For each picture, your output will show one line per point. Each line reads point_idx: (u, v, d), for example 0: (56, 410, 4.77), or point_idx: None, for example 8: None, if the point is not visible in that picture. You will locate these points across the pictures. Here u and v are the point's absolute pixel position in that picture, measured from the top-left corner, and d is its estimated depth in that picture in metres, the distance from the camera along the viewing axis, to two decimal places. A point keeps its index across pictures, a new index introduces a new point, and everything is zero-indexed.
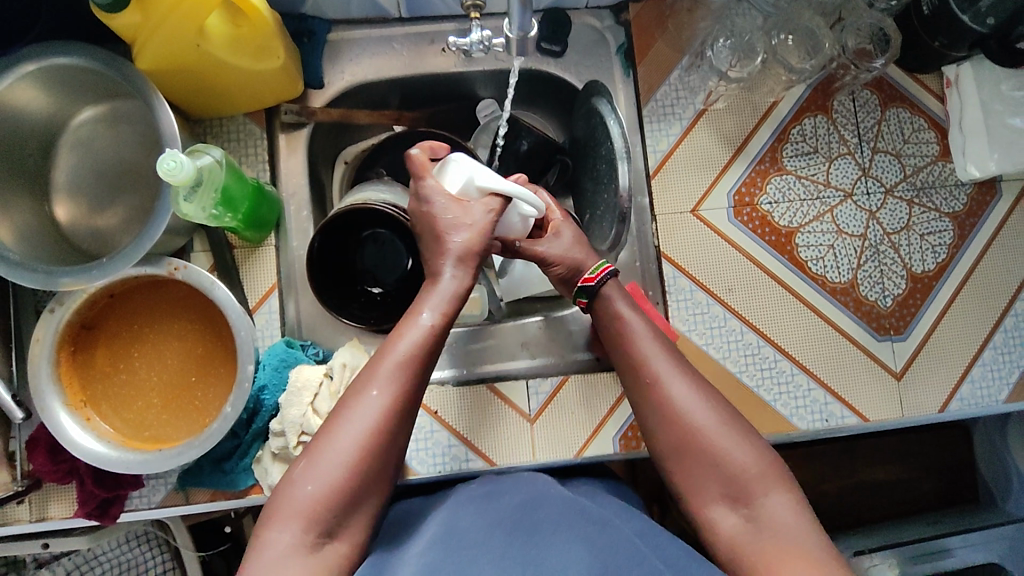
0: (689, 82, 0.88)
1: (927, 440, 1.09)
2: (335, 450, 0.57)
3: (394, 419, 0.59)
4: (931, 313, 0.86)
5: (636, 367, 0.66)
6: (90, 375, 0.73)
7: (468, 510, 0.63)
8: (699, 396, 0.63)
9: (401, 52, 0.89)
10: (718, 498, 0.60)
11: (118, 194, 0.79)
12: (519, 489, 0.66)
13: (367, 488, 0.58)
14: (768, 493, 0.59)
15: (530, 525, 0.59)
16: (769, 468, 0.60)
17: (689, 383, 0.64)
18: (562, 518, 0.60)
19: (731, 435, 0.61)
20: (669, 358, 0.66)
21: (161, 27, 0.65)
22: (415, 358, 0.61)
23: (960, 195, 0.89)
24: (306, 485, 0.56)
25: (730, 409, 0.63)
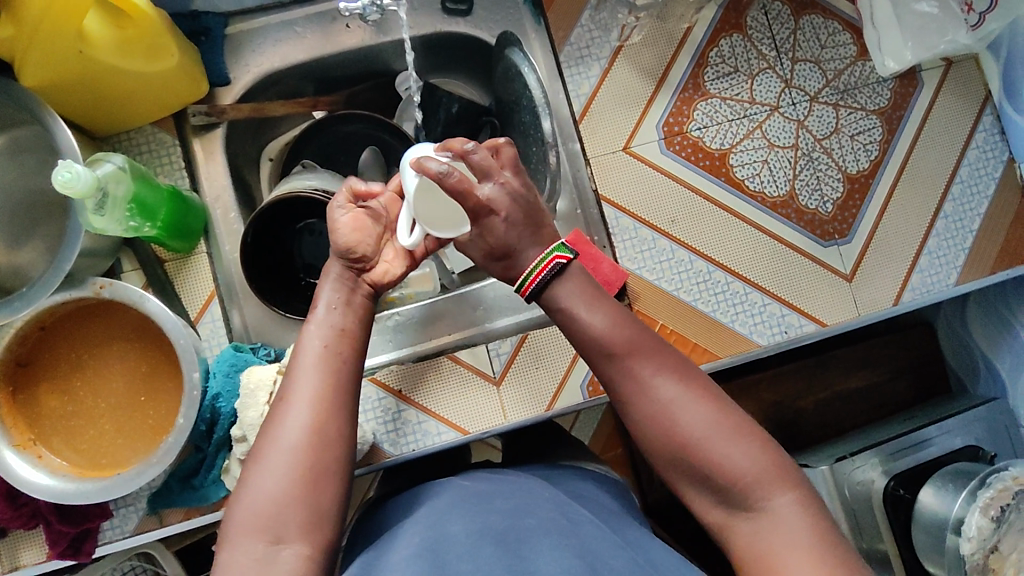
0: (601, 19, 0.87)
1: (895, 341, 1.10)
2: (273, 457, 0.56)
3: (321, 418, 0.58)
4: (872, 210, 0.87)
5: (615, 367, 0.60)
6: (35, 412, 0.71)
7: (457, 513, 0.61)
8: (688, 400, 0.58)
9: (305, 36, 0.86)
10: (717, 504, 0.57)
11: (34, 225, 0.76)
12: (511, 494, 0.65)
13: (315, 490, 0.56)
14: (771, 498, 0.55)
15: (516, 537, 0.56)
16: (769, 468, 0.56)
17: (677, 382, 0.59)
18: (549, 525, 0.58)
19: (723, 438, 0.57)
20: (645, 355, 0.60)
21: (41, 29, 0.61)
22: (328, 350, 0.62)
23: (883, 90, 0.89)
24: (251, 497, 0.55)
25: (725, 408, 0.58)
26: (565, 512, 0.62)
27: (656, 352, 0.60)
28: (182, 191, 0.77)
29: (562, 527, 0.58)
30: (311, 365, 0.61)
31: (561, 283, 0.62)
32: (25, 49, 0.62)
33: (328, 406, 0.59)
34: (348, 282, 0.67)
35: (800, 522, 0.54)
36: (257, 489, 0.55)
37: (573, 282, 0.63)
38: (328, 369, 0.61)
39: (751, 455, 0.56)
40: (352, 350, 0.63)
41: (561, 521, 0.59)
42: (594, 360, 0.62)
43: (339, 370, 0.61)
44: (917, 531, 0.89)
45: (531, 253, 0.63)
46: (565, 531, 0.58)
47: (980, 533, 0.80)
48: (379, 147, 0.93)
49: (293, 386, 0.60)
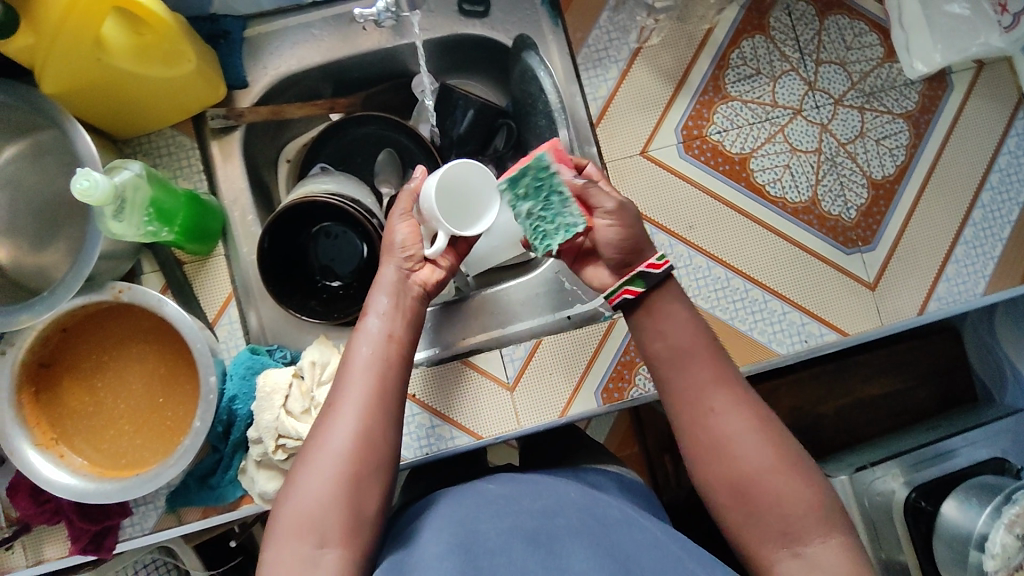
0: (620, 21, 0.85)
1: (920, 348, 1.07)
2: (321, 460, 0.57)
3: (370, 424, 0.59)
4: (897, 217, 0.85)
5: (681, 388, 0.62)
6: (57, 412, 0.73)
7: (486, 513, 0.61)
8: (752, 435, 0.58)
9: (322, 38, 0.86)
10: (768, 543, 0.56)
11: (57, 227, 0.77)
12: (537, 494, 0.65)
13: (358, 493, 0.57)
14: (824, 540, 0.55)
15: (546, 537, 0.57)
16: (822, 511, 0.56)
17: (746, 417, 0.59)
18: (579, 526, 0.59)
19: (784, 475, 0.57)
20: (720, 385, 0.60)
21: (59, 40, 0.61)
22: (379, 355, 0.63)
23: (911, 93, 0.87)
24: (299, 496, 0.56)
25: (786, 446, 0.58)
26: (593, 512, 0.62)
27: (726, 383, 0.61)
28: (201, 195, 0.78)
29: (593, 529, 0.58)
30: (365, 371, 0.62)
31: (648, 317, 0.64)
32: (45, 57, 0.63)
33: (378, 414, 0.60)
34: (400, 286, 0.68)
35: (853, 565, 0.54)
36: (307, 488, 0.56)
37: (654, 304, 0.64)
38: (381, 375, 0.62)
39: (807, 496, 0.56)
40: (403, 360, 0.64)
41: (588, 519, 0.60)
42: (663, 378, 0.63)
43: (391, 378, 0.62)
44: (937, 543, 0.87)
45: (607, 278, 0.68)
46: (595, 530, 0.58)
47: (1005, 550, 0.77)
48: (395, 149, 0.93)
49: (346, 388, 0.61)
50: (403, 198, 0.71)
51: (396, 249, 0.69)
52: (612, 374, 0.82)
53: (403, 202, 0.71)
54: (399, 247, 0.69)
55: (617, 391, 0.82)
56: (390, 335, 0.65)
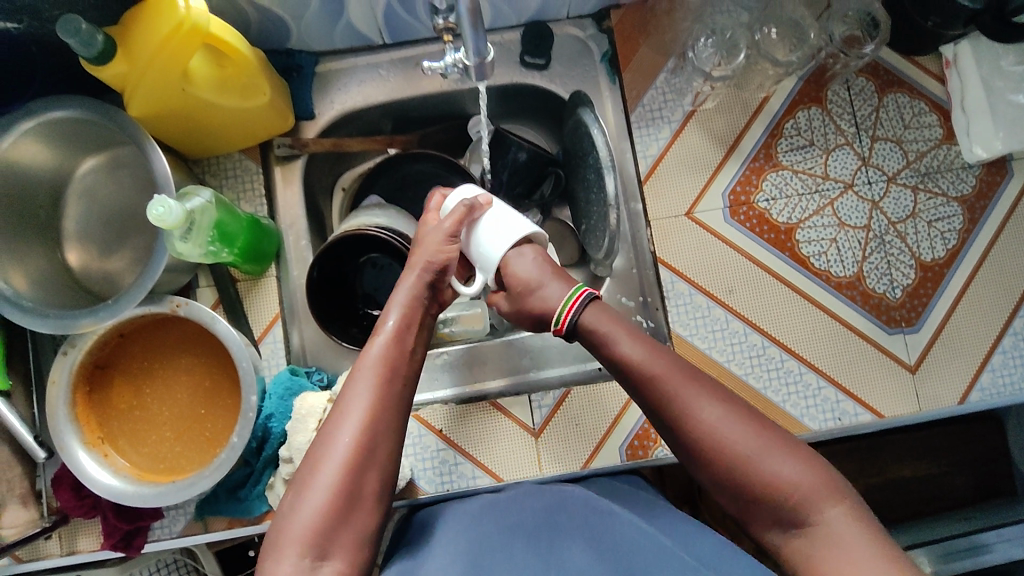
0: (676, 84, 0.87)
1: (959, 433, 1.03)
2: (322, 472, 0.56)
3: (372, 434, 0.58)
4: (943, 301, 0.84)
5: (647, 393, 0.62)
6: (106, 411, 0.77)
7: (492, 513, 0.67)
8: (729, 418, 0.59)
9: (388, 78, 0.90)
10: (774, 525, 0.57)
11: (126, 236, 0.82)
12: (540, 494, 0.71)
13: (356, 506, 0.57)
14: (826, 511, 0.54)
15: (547, 533, 0.64)
16: (818, 481, 0.56)
17: (716, 403, 0.60)
18: (581, 522, 0.65)
19: (773, 453, 0.57)
20: (689, 379, 0.61)
21: (150, 72, 0.65)
22: (388, 370, 0.62)
23: (968, 177, 0.86)
24: (301, 509, 0.55)
25: (767, 428, 0.59)
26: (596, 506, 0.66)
27: (695, 377, 0.61)
28: (260, 218, 0.82)
29: (594, 525, 0.64)
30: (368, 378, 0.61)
31: (592, 311, 0.67)
32: (134, 84, 0.67)
33: (379, 424, 0.59)
34: (421, 298, 0.67)
35: (855, 532, 0.53)
36: (308, 502, 0.55)
37: (597, 309, 0.68)
38: (390, 387, 0.61)
39: (802, 472, 0.56)
40: (412, 369, 0.64)
41: (594, 519, 0.65)
42: (632, 389, 0.64)
43: (394, 391, 0.62)
44: None
45: (558, 295, 0.69)
46: (595, 530, 0.63)
47: None
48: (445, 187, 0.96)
49: (351, 396, 0.60)
50: (454, 214, 0.69)
51: (430, 265, 0.68)
52: (638, 432, 0.82)
53: (452, 222, 0.69)
54: (430, 259, 0.68)
55: (642, 448, 0.82)
56: (400, 350, 0.64)
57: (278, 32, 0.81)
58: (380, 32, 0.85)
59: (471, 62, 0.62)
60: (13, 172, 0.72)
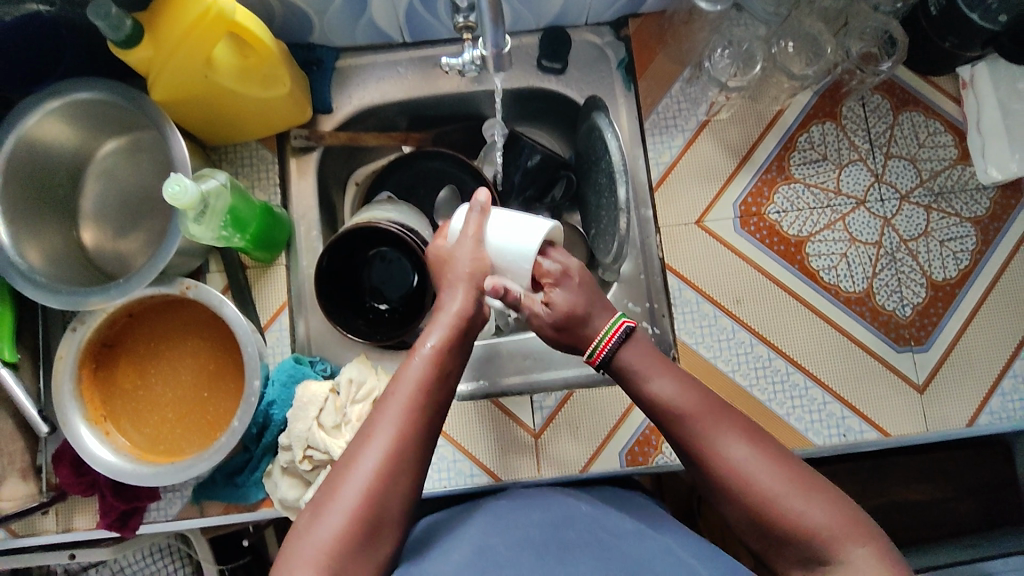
0: (691, 93, 0.88)
1: (965, 458, 1.02)
2: (344, 495, 0.56)
3: (398, 467, 0.58)
4: (954, 322, 0.83)
5: (675, 424, 0.62)
6: (111, 390, 0.77)
7: (496, 528, 0.65)
8: (760, 457, 0.59)
9: (406, 76, 0.91)
10: (800, 564, 0.57)
11: (141, 218, 0.83)
12: (546, 507, 0.69)
13: (376, 534, 0.57)
14: (850, 553, 0.54)
15: (557, 547, 0.61)
16: (845, 523, 0.55)
17: (749, 441, 0.60)
18: (588, 538, 0.63)
19: (797, 492, 0.57)
20: (724, 417, 0.61)
21: (174, 57, 0.67)
22: (422, 396, 0.61)
23: (982, 199, 0.85)
24: (319, 531, 0.55)
25: (797, 468, 0.59)
26: (605, 526, 0.66)
27: (720, 413, 0.62)
28: (273, 206, 0.83)
29: (603, 541, 0.63)
30: (399, 408, 0.60)
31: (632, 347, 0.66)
32: (158, 69, 0.68)
33: (405, 457, 0.58)
34: (466, 321, 0.67)
35: None
36: (327, 523, 0.55)
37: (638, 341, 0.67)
38: (418, 418, 0.60)
39: (826, 513, 0.56)
40: (444, 399, 0.63)
41: (602, 536, 0.64)
42: (660, 421, 0.64)
43: (426, 417, 0.61)
44: None
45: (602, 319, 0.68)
46: (606, 547, 0.62)
47: None
48: (457, 186, 0.96)
49: (380, 426, 0.59)
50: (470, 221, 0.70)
51: (472, 278, 0.69)
52: (639, 438, 0.82)
53: (472, 227, 0.70)
54: (466, 272, 0.69)
55: (642, 454, 0.81)
56: (439, 375, 0.63)
57: (300, 25, 0.83)
58: (401, 30, 0.87)
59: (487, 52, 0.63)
60: (36, 150, 0.74)
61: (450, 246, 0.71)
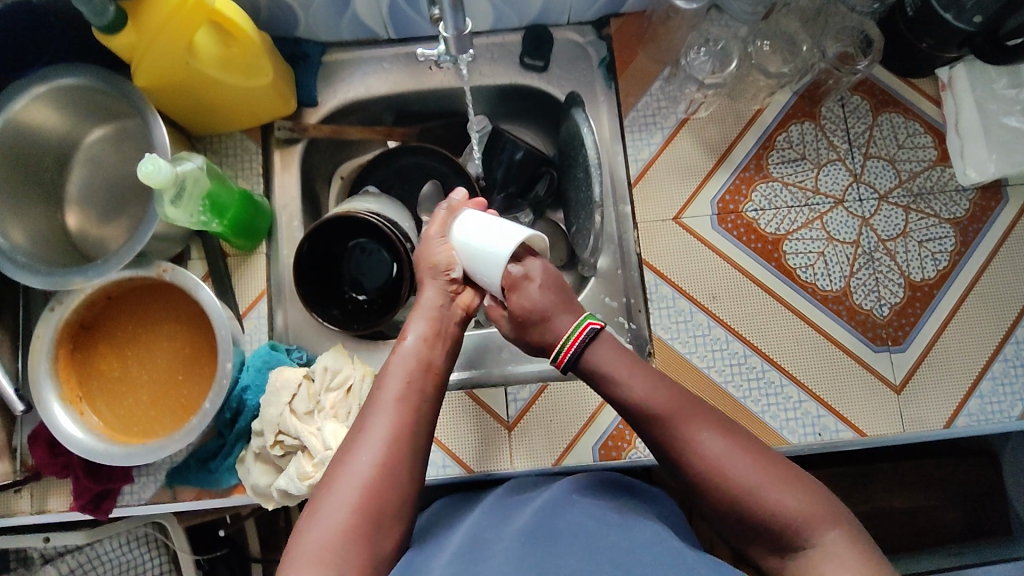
0: (670, 92, 0.89)
1: (949, 466, 1.00)
2: (343, 489, 0.57)
3: (393, 457, 0.59)
4: (932, 322, 0.82)
5: (653, 431, 0.62)
6: (88, 371, 0.78)
7: (487, 525, 0.65)
8: (736, 451, 0.58)
9: (391, 71, 0.92)
10: (787, 553, 0.56)
11: (126, 205, 0.85)
12: (539, 501, 0.66)
13: (377, 526, 0.57)
14: (825, 538, 0.55)
15: (545, 539, 0.59)
16: (824, 508, 0.56)
17: (723, 436, 0.60)
18: (579, 531, 0.60)
19: (775, 483, 0.57)
20: (697, 412, 0.61)
21: (155, 43, 0.68)
22: (409, 390, 0.64)
23: (962, 200, 0.85)
24: (319, 525, 0.55)
25: (773, 458, 0.59)
26: (594, 515, 0.62)
27: (694, 408, 0.61)
28: (254, 195, 0.85)
29: (594, 533, 0.59)
30: (387, 403, 0.62)
31: (597, 349, 0.66)
32: (140, 55, 0.70)
33: (397, 448, 0.60)
34: (443, 312, 0.71)
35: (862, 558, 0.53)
36: (328, 517, 0.56)
37: (605, 343, 0.67)
38: (407, 411, 0.62)
39: (802, 500, 0.56)
40: (431, 392, 0.65)
41: (593, 525, 0.60)
42: (638, 429, 0.63)
43: (416, 410, 0.63)
44: None
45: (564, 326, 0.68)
46: (597, 538, 0.58)
47: None
48: (439, 181, 0.98)
49: (371, 421, 0.61)
50: (437, 218, 0.74)
51: (436, 272, 0.72)
52: (612, 433, 0.81)
53: (438, 224, 0.73)
54: (437, 268, 0.72)
55: (615, 449, 0.81)
56: (422, 371, 0.65)
57: (286, 19, 0.85)
58: (385, 25, 0.88)
59: (449, 35, 0.63)
60: (23, 135, 0.75)
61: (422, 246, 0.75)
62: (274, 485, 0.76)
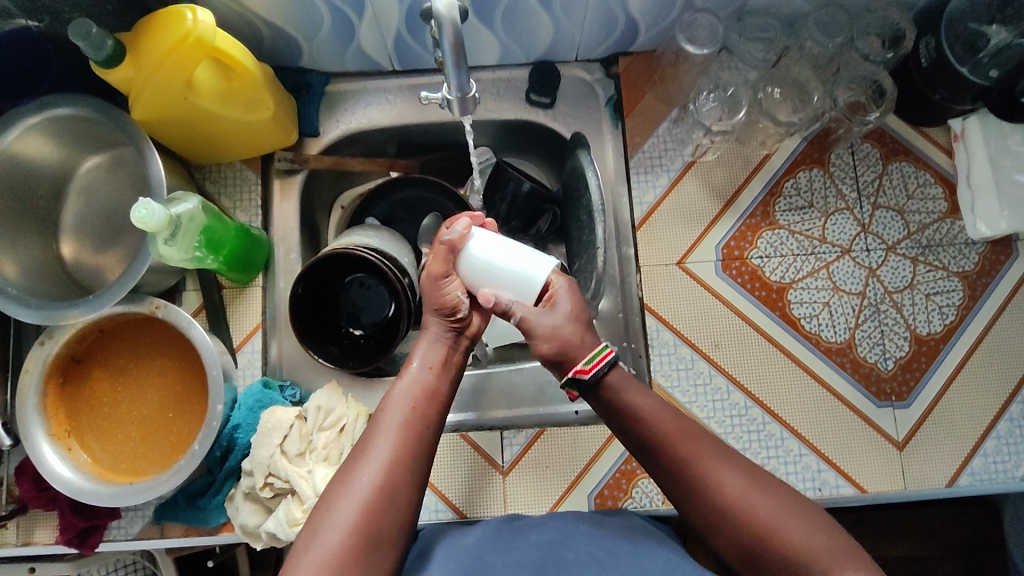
0: (677, 133, 0.87)
1: (950, 517, 0.99)
2: (344, 507, 0.55)
3: (397, 476, 0.57)
4: (936, 379, 0.81)
5: (669, 467, 0.61)
6: (77, 406, 0.77)
7: (496, 545, 0.66)
8: (754, 488, 0.57)
9: (395, 103, 0.91)
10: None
11: (121, 234, 0.84)
12: (547, 528, 0.69)
13: (376, 547, 0.55)
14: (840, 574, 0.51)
15: (555, 566, 0.61)
16: (840, 545, 0.53)
17: (739, 472, 0.58)
18: (587, 559, 0.62)
19: (794, 519, 0.55)
20: (717, 450, 0.60)
21: (153, 80, 0.67)
22: (417, 413, 0.62)
23: (971, 253, 0.83)
24: (318, 543, 0.53)
25: (789, 495, 0.57)
26: (604, 546, 0.65)
27: (713, 443, 0.61)
28: (250, 227, 0.83)
29: (603, 561, 0.62)
30: (393, 421, 0.60)
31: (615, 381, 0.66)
32: (138, 90, 0.68)
33: (402, 467, 0.58)
34: (448, 338, 0.69)
35: None
36: (325, 538, 0.54)
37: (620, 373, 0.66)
38: (412, 431, 0.60)
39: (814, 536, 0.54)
40: (438, 415, 0.63)
41: (600, 554, 0.63)
42: (652, 462, 0.62)
43: (423, 434, 0.61)
44: None
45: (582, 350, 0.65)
46: (604, 564, 0.61)
47: None
48: (440, 214, 0.97)
49: (375, 438, 0.60)
50: (435, 254, 0.68)
51: (444, 299, 0.70)
52: (609, 481, 0.80)
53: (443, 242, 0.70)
54: (440, 287, 0.69)
55: (611, 498, 0.80)
56: (428, 392, 0.64)
57: (289, 50, 0.84)
58: (390, 58, 0.87)
59: (451, 95, 0.62)
60: (17, 165, 0.74)
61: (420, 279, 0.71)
62: (262, 527, 0.75)
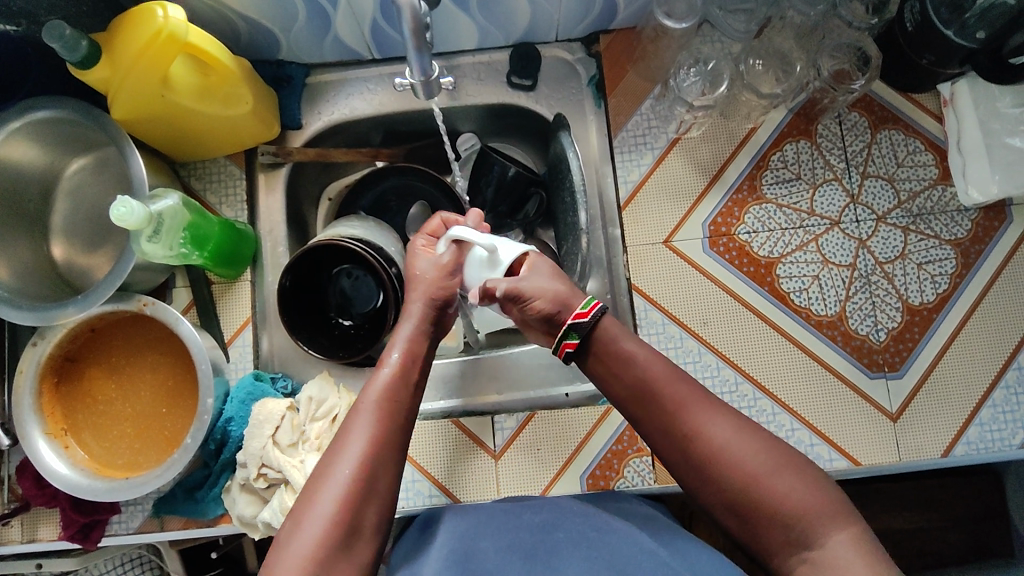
0: (661, 111, 0.86)
1: (953, 488, 0.98)
2: (325, 499, 0.55)
3: (373, 468, 0.57)
4: (930, 348, 0.80)
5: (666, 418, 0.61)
6: (72, 403, 0.78)
7: (487, 527, 0.66)
8: (744, 436, 0.58)
9: (376, 92, 0.91)
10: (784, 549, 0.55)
11: (109, 233, 0.84)
12: (540, 507, 0.68)
13: (356, 537, 0.55)
14: (829, 537, 0.54)
15: (545, 551, 0.62)
16: (830, 506, 0.55)
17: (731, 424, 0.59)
18: (578, 537, 0.63)
19: (781, 474, 0.56)
20: (710, 405, 0.60)
21: (130, 77, 0.67)
22: (391, 405, 0.61)
23: (963, 220, 0.82)
24: (300, 535, 0.54)
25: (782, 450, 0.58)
26: (593, 524, 0.64)
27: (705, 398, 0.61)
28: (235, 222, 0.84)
29: (589, 537, 0.62)
30: (369, 412, 0.60)
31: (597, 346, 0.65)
32: (116, 88, 0.68)
33: (379, 459, 0.58)
34: (423, 330, 0.68)
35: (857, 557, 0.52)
36: (307, 529, 0.54)
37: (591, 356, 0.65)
38: (389, 423, 0.60)
39: (812, 493, 0.55)
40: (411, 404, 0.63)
41: (590, 533, 0.63)
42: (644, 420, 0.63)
43: (398, 422, 0.61)
44: None
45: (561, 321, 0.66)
46: (594, 543, 0.62)
47: None
48: (428, 202, 0.97)
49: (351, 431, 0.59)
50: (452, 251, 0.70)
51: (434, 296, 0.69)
52: (601, 462, 0.80)
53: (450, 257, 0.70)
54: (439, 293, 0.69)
55: (603, 479, 0.80)
56: (407, 383, 0.63)
57: (266, 43, 0.83)
58: (369, 47, 0.87)
59: (416, 79, 0.62)
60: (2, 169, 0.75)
61: (417, 267, 0.71)
62: (259, 517, 0.75)
